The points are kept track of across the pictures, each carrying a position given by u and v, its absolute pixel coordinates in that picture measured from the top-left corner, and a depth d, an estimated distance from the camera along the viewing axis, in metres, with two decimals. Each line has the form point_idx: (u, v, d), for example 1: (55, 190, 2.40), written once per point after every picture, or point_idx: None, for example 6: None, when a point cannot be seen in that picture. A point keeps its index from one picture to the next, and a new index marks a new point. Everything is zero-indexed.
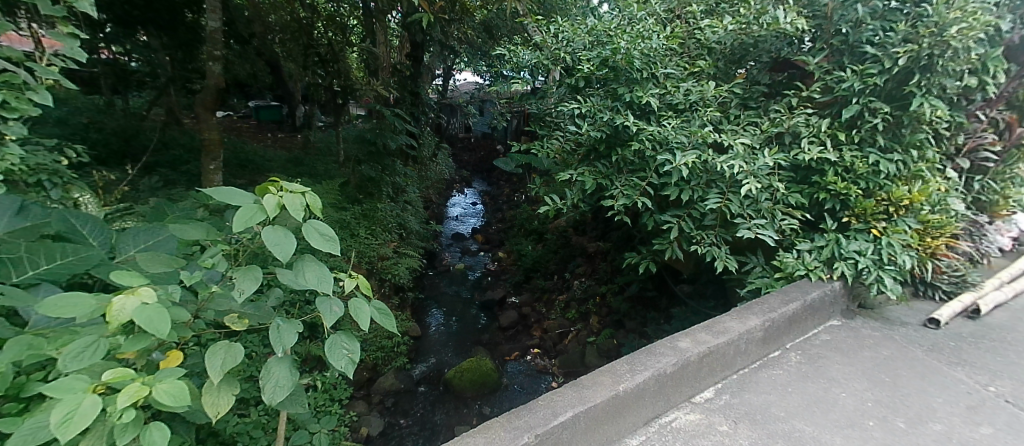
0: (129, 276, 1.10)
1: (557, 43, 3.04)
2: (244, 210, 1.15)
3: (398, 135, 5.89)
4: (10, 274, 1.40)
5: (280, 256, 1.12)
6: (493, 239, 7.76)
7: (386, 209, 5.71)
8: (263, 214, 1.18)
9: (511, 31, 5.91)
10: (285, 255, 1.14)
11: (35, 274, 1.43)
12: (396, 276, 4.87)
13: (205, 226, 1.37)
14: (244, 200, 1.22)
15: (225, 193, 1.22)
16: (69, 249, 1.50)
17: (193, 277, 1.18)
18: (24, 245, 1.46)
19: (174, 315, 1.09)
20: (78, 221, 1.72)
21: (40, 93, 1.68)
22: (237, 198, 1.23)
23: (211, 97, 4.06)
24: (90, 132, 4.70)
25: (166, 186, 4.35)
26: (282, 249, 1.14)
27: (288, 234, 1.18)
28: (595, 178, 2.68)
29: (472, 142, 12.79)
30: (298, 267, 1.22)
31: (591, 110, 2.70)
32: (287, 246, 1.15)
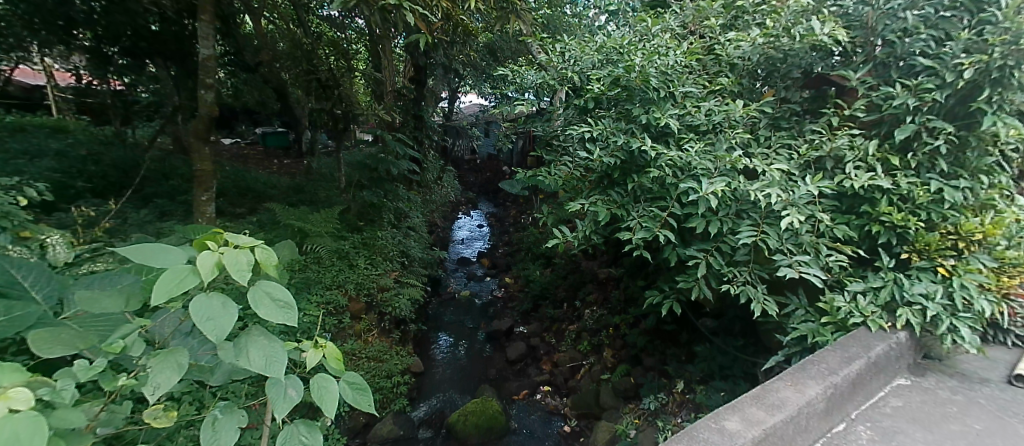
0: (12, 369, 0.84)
1: (564, 62, 2.86)
2: (172, 272, 0.89)
3: (399, 160, 5.72)
4: None
5: (213, 339, 0.85)
6: (500, 264, 7.44)
7: (388, 236, 5.39)
8: (197, 278, 0.91)
9: (515, 52, 5.76)
10: (221, 336, 0.87)
11: None
12: (397, 309, 4.53)
13: (122, 292, 1.05)
14: (173, 259, 0.95)
15: (149, 250, 0.94)
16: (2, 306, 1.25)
17: (94, 366, 0.94)
18: None
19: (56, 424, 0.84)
20: (21, 271, 1.50)
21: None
22: (169, 254, 0.96)
23: (204, 126, 3.88)
24: (88, 165, 4.59)
25: (160, 218, 4.18)
26: (217, 327, 0.87)
27: (227, 302, 0.91)
28: (609, 208, 2.43)
29: (478, 164, 12.53)
30: (241, 344, 0.95)
31: (603, 134, 2.48)
32: (226, 321, 0.88)
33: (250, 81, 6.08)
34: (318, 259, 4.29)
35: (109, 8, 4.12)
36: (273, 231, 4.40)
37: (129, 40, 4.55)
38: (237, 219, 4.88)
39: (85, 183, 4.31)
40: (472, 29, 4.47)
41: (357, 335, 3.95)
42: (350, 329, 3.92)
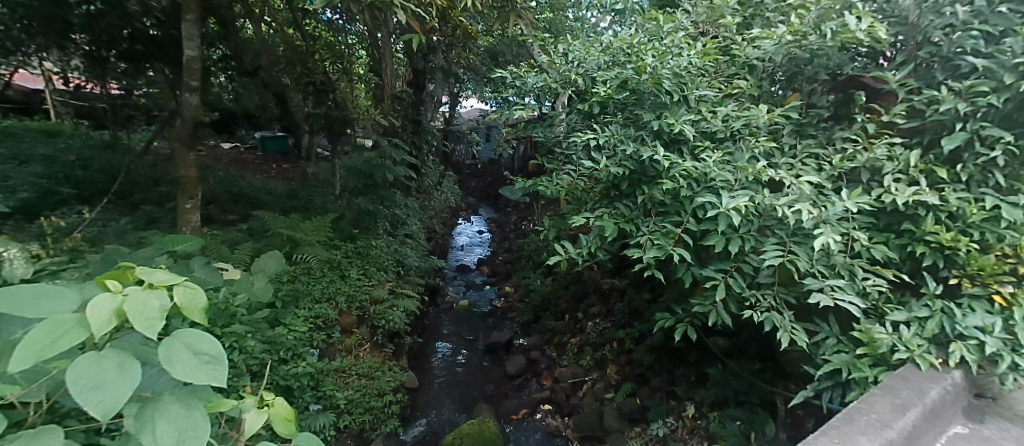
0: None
1: (568, 64, 2.71)
2: (52, 327, 0.76)
3: (396, 166, 5.51)
4: None
5: (98, 411, 0.73)
6: (500, 271, 7.05)
7: (382, 245, 5.11)
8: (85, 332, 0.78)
9: (517, 56, 5.59)
10: (109, 407, 0.75)
11: None
12: (391, 322, 4.22)
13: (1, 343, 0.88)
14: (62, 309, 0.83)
15: (39, 301, 0.83)
16: None
17: None
18: None
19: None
20: None
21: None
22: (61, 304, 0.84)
23: (189, 131, 3.65)
24: (75, 170, 4.40)
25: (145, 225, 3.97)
26: (105, 397, 0.75)
27: (121, 368, 0.79)
28: (616, 222, 2.22)
29: (480, 169, 12.29)
30: (148, 413, 0.84)
31: (610, 142, 2.30)
32: (117, 391, 0.76)
33: (246, 85, 5.92)
34: (309, 269, 4.03)
35: (104, 10, 4.00)
36: (262, 240, 4.19)
37: (127, 43, 4.45)
38: (226, 227, 4.65)
39: (70, 189, 4.08)
40: (474, 31, 4.28)
41: (347, 350, 3.67)
42: (340, 344, 3.62)
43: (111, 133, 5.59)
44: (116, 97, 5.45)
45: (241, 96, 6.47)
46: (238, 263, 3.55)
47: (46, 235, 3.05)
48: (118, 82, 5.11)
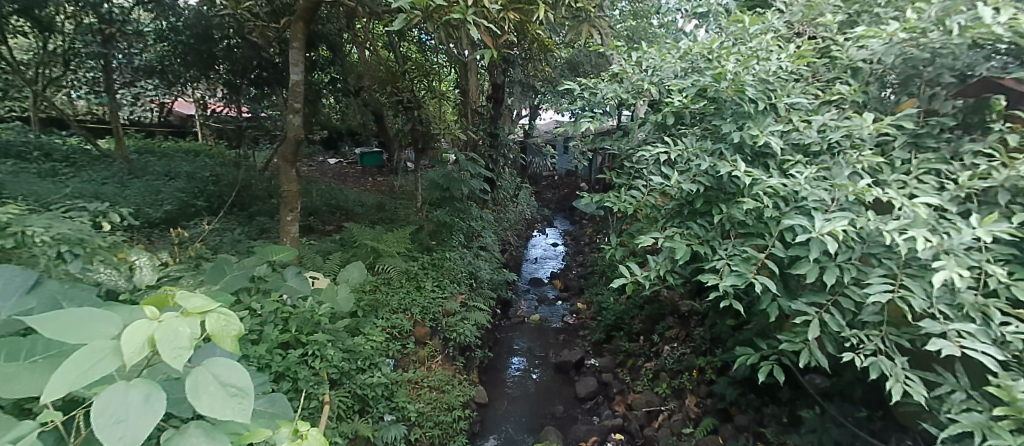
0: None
1: (641, 73, 2.57)
2: (85, 353, 0.73)
3: (472, 179, 5.60)
4: None
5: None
6: (573, 287, 6.67)
7: (457, 257, 5.16)
8: (117, 359, 0.75)
9: (595, 65, 5.57)
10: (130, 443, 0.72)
11: None
12: (462, 336, 4.20)
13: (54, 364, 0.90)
14: (100, 333, 0.81)
15: (75, 320, 0.82)
16: (39, 345, 1.03)
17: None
18: None
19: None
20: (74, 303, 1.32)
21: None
22: (98, 327, 0.81)
23: (291, 149, 3.90)
24: (209, 185, 4.99)
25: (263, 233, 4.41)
26: (128, 431, 0.73)
27: (147, 399, 0.77)
28: (689, 244, 2.05)
29: (556, 181, 12.12)
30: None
31: (683, 156, 2.14)
32: (141, 425, 0.74)
33: (350, 106, 6.63)
34: (388, 279, 4.19)
35: (241, 43, 4.84)
36: (347, 250, 4.46)
37: (256, 71, 5.18)
38: (322, 237, 5.03)
39: (204, 202, 4.61)
40: (552, 44, 4.26)
41: (421, 362, 3.67)
42: (414, 355, 3.65)
43: (241, 153, 6.11)
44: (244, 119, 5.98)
45: (346, 116, 7.28)
46: (328, 272, 3.79)
47: (175, 243, 3.41)
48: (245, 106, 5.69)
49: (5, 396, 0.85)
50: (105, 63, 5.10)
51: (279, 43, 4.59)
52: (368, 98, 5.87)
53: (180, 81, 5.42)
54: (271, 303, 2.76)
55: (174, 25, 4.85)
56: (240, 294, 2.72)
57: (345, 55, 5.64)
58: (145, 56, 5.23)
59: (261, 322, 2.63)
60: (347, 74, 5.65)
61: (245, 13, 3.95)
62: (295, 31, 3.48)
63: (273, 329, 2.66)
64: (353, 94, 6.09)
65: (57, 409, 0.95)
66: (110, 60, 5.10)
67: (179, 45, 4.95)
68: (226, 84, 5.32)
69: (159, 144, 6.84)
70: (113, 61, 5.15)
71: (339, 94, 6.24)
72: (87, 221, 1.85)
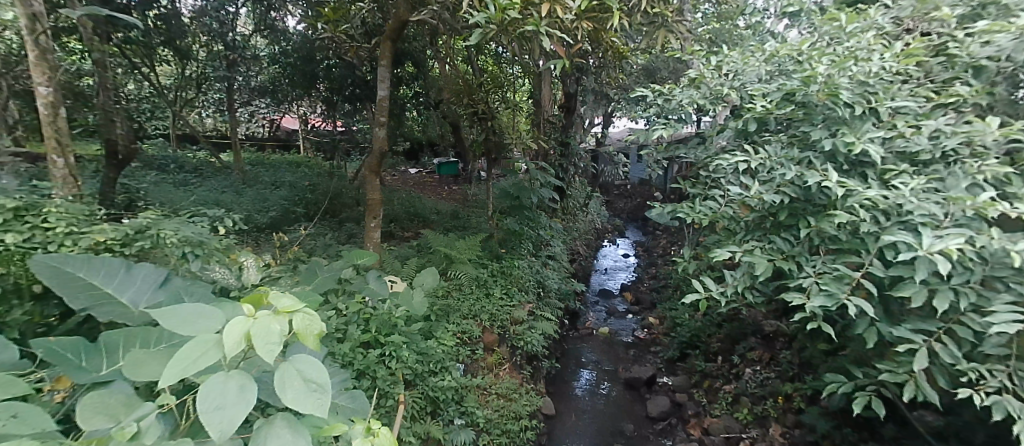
0: (22, 410, 0.86)
1: (721, 77, 2.44)
2: (194, 345, 0.83)
3: (542, 189, 5.62)
4: (100, 364, 1.12)
5: (219, 431, 0.78)
6: (644, 300, 6.40)
7: (525, 266, 5.20)
8: (220, 351, 0.84)
9: (674, 71, 5.40)
10: (227, 429, 0.80)
11: (116, 369, 1.12)
12: (530, 345, 4.21)
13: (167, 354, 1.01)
14: (206, 327, 0.91)
15: (186, 313, 0.92)
16: (163, 336, 1.19)
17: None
18: (123, 331, 1.17)
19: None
20: (193, 297, 1.47)
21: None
22: (204, 321, 0.91)
23: (376, 160, 4.15)
24: (308, 194, 5.48)
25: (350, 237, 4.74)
26: (226, 418, 0.80)
27: (242, 389, 0.84)
28: (772, 259, 1.92)
29: (628, 190, 11.82)
30: (263, 435, 0.88)
31: (765, 166, 2.00)
32: (236, 414, 0.81)
33: (430, 117, 7.09)
34: (460, 285, 4.31)
35: (339, 64, 5.29)
36: (423, 256, 4.65)
37: (349, 88, 5.63)
38: (401, 243, 5.31)
39: (302, 209, 5.07)
40: (627, 52, 4.19)
41: (489, 368, 3.73)
42: (483, 362, 3.72)
43: (335, 164, 6.64)
44: (337, 134, 6.54)
45: (427, 127, 7.76)
46: (404, 276, 3.99)
47: (277, 246, 3.75)
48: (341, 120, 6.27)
49: (133, 378, 0.96)
50: (228, 85, 5.80)
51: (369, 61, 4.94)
52: (447, 110, 6.12)
53: (287, 99, 6.04)
54: (354, 304, 2.95)
55: (284, 49, 5.35)
56: (328, 295, 2.93)
57: (428, 71, 5.99)
58: (259, 78, 5.87)
59: (345, 321, 2.81)
60: (428, 87, 6.02)
61: (342, 35, 4.12)
62: (384, 50, 3.65)
63: (355, 329, 2.83)
64: (433, 106, 6.38)
65: (173, 394, 1.08)
66: (232, 82, 5.79)
67: (288, 67, 5.47)
68: (325, 101, 5.83)
69: (268, 156, 7.64)
70: (235, 84, 5.84)
71: (421, 107, 6.62)
72: (205, 225, 2.09)
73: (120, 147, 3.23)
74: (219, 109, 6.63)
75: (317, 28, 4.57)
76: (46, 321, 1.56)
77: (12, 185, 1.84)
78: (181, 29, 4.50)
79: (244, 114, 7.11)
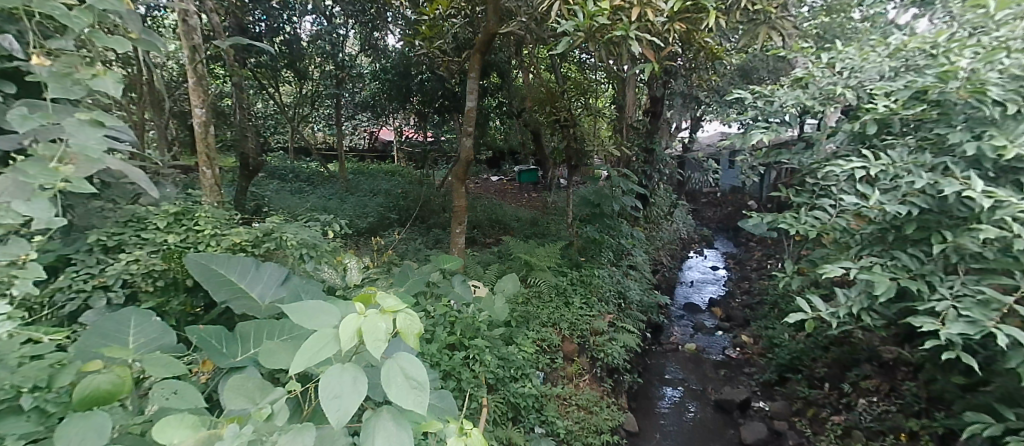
0: (181, 388, 1.00)
1: (833, 76, 2.23)
2: (315, 338, 0.90)
3: (625, 196, 5.47)
4: (235, 350, 1.27)
5: (336, 419, 0.84)
6: (736, 316, 5.97)
7: (606, 276, 5.08)
8: (336, 345, 0.91)
9: (773, 71, 5.02)
10: (343, 419, 0.85)
11: (248, 357, 1.26)
12: (610, 357, 4.10)
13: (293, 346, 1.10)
14: (324, 321, 0.98)
15: (307, 308, 1.00)
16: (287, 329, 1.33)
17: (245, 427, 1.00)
18: (254, 323, 1.33)
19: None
20: (309, 297, 1.61)
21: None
22: (322, 316, 0.99)
23: (463, 168, 4.31)
24: (401, 200, 5.83)
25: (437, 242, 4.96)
26: (342, 408, 0.86)
27: (356, 381, 0.90)
28: (895, 278, 1.71)
29: (718, 198, 11.13)
30: (372, 427, 0.94)
31: (888, 172, 1.79)
32: (351, 405, 0.87)
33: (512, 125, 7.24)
34: (539, 292, 4.32)
35: (431, 77, 5.58)
36: (504, 262, 4.73)
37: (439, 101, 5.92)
38: (484, 249, 5.46)
39: (394, 214, 5.40)
40: (721, 53, 3.98)
41: (569, 378, 3.69)
42: (563, 371, 3.69)
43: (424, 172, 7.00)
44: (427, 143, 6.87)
45: (509, 135, 7.93)
46: (487, 281, 4.09)
47: (374, 249, 4.03)
48: (431, 131, 6.60)
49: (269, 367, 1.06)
50: (336, 101, 6.38)
51: (458, 74, 5.17)
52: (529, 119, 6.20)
53: (385, 112, 6.50)
54: (441, 307, 3.07)
55: (384, 66, 5.78)
56: (418, 297, 3.08)
57: (512, 81, 6.14)
58: (362, 94, 6.38)
59: (433, 323, 2.92)
60: (511, 97, 6.15)
61: (437, 51, 4.35)
62: (473, 63, 3.78)
63: (443, 331, 2.94)
64: (516, 115, 6.50)
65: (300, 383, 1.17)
66: (339, 99, 6.37)
67: (386, 82, 5.90)
68: (417, 113, 6.18)
69: (367, 166, 8.26)
70: (341, 100, 6.41)
71: (504, 116, 6.78)
72: (318, 229, 2.31)
73: (251, 159, 3.68)
74: (327, 123, 7.31)
75: (413, 45, 4.87)
76: (194, 310, 1.81)
77: (172, 192, 2.17)
78: (299, 52, 5.04)
79: (347, 128, 7.76)
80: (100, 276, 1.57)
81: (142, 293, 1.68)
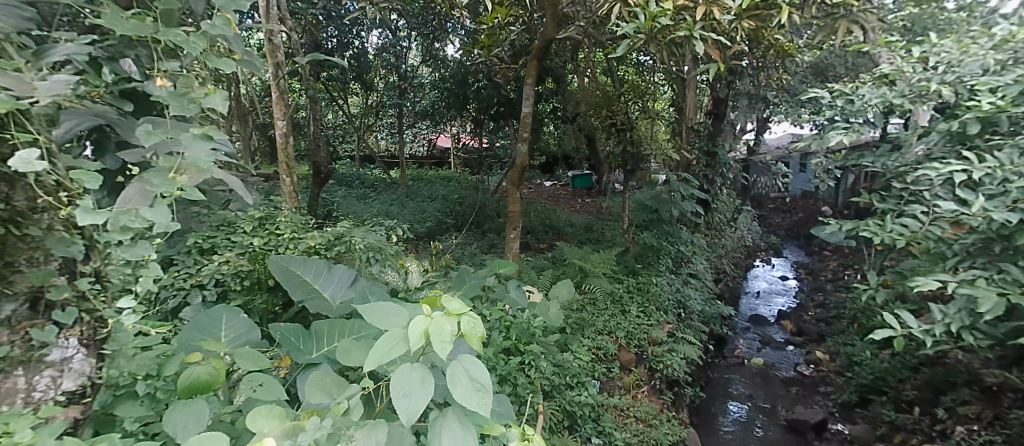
0: (266, 381, 1.07)
1: (926, 72, 2.05)
2: (386, 338, 0.94)
3: (685, 201, 5.28)
4: (311, 346, 1.35)
5: (406, 417, 0.87)
6: (809, 330, 5.57)
7: (664, 284, 4.92)
8: (405, 345, 0.94)
9: (852, 67, 4.67)
10: (412, 417, 0.88)
11: (322, 353, 1.34)
12: (670, 368, 3.96)
13: (365, 344, 1.14)
14: (394, 322, 1.02)
15: (377, 309, 1.04)
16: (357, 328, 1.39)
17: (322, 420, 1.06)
18: (328, 321, 1.40)
19: (252, 439, 0.81)
20: (376, 298, 1.68)
21: (107, 162, 0.94)
22: (391, 317, 1.03)
23: (518, 173, 4.34)
24: (457, 206, 5.96)
25: (492, 246, 5.03)
26: (411, 407, 0.89)
27: (424, 381, 0.92)
28: (1003, 293, 1.53)
29: (787, 204, 10.46)
30: (438, 426, 0.96)
31: (994, 177, 1.61)
32: (419, 405, 0.89)
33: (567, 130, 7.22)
34: (595, 299, 4.25)
35: (488, 85, 5.67)
36: (559, 268, 4.71)
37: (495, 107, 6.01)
38: (538, 254, 5.45)
39: (451, 219, 5.53)
40: (793, 50, 3.75)
41: (626, 389, 3.58)
42: (620, 381, 3.60)
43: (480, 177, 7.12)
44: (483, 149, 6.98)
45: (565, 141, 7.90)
46: (542, 286, 4.08)
47: (433, 253, 4.15)
48: (486, 137, 6.70)
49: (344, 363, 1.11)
50: (398, 110, 6.64)
51: (515, 80, 5.23)
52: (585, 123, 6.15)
53: (443, 119, 6.68)
54: (496, 312, 3.11)
55: (444, 75, 5.95)
56: (474, 301, 3.13)
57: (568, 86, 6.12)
58: (422, 103, 6.60)
59: (490, 327, 2.96)
60: (566, 102, 6.13)
61: (494, 59, 4.43)
62: (530, 69, 3.80)
63: (499, 335, 2.97)
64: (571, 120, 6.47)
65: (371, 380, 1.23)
66: (401, 108, 6.62)
67: (445, 90, 6.07)
68: (474, 120, 6.30)
69: (426, 172, 8.52)
70: (403, 109, 6.66)
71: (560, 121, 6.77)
72: (382, 233, 2.40)
73: (322, 167, 3.91)
74: (389, 131, 7.62)
75: (471, 54, 4.98)
76: (275, 309, 1.94)
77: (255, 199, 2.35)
78: (366, 65, 5.31)
79: (408, 136, 8.05)
80: (196, 276, 1.84)
81: (231, 291, 1.91)
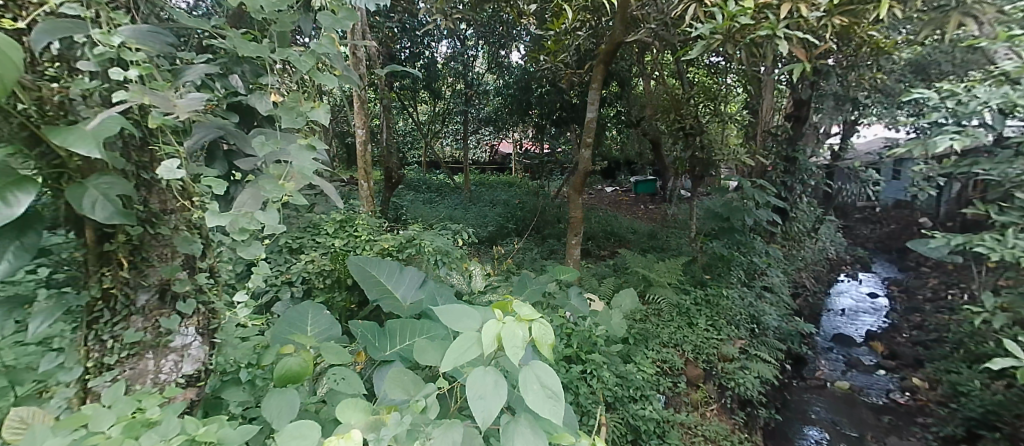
0: (350, 376, 1.13)
1: None
2: (460, 340, 0.96)
3: (760, 209, 4.96)
4: (384, 344, 1.41)
5: (481, 419, 0.88)
6: (904, 354, 5.03)
7: (736, 297, 4.65)
8: (479, 349, 0.96)
9: None
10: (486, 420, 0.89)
11: (394, 351, 1.39)
12: (742, 386, 3.72)
13: (438, 345, 1.18)
14: (467, 324, 1.04)
15: (452, 311, 1.07)
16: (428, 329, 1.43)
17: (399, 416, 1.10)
18: (401, 321, 1.46)
19: (340, 431, 0.86)
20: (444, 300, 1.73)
21: (216, 166, 1.04)
22: (464, 319, 1.05)
23: (581, 179, 4.30)
24: (519, 211, 6.00)
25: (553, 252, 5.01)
26: (485, 409, 0.90)
27: (497, 385, 0.94)
28: None
29: (878, 214, 9.53)
30: (510, 431, 0.97)
31: None
32: (492, 408, 0.90)
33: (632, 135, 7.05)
34: (659, 311, 4.09)
35: (551, 90, 5.68)
36: (621, 276, 4.60)
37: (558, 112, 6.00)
38: (598, 261, 5.36)
39: (512, 224, 5.58)
40: (888, 47, 3.44)
41: (694, 406, 3.43)
42: (686, 397, 3.45)
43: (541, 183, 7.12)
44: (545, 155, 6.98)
45: (629, 146, 7.72)
46: (603, 294, 4.00)
47: (495, 257, 4.20)
48: (548, 143, 6.70)
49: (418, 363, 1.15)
50: (463, 117, 6.81)
51: (579, 85, 5.19)
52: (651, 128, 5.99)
53: (506, 126, 6.76)
54: (557, 319, 3.08)
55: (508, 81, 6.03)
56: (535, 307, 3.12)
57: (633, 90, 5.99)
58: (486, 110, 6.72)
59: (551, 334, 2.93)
60: (631, 106, 5.99)
61: (559, 64, 4.43)
62: (596, 74, 3.75)
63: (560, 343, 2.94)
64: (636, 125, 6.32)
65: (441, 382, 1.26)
66: (466, 114, 6.79)
67: (509, 97, 6.15)
68: (537, 126, 6.33)
69: (488, 178, 8.66)
70: (468, 115, 6.82)
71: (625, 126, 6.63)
72: (449, 237, 2.46)
73: (393, 173, 4.09)
74: (454, 138, 7.83)
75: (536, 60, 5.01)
76: (352, 307, 2.03)
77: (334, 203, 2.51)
78: (434, 73, 5.49)
79: (471, 142, 8.23)
80: (287, 273, 2.01)
81: (313, 288, 2.05)
